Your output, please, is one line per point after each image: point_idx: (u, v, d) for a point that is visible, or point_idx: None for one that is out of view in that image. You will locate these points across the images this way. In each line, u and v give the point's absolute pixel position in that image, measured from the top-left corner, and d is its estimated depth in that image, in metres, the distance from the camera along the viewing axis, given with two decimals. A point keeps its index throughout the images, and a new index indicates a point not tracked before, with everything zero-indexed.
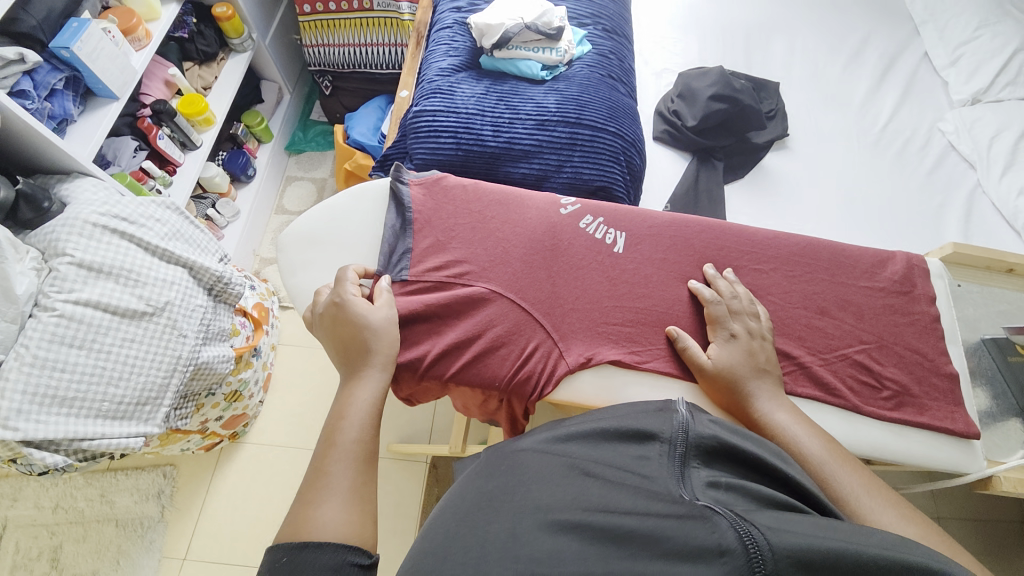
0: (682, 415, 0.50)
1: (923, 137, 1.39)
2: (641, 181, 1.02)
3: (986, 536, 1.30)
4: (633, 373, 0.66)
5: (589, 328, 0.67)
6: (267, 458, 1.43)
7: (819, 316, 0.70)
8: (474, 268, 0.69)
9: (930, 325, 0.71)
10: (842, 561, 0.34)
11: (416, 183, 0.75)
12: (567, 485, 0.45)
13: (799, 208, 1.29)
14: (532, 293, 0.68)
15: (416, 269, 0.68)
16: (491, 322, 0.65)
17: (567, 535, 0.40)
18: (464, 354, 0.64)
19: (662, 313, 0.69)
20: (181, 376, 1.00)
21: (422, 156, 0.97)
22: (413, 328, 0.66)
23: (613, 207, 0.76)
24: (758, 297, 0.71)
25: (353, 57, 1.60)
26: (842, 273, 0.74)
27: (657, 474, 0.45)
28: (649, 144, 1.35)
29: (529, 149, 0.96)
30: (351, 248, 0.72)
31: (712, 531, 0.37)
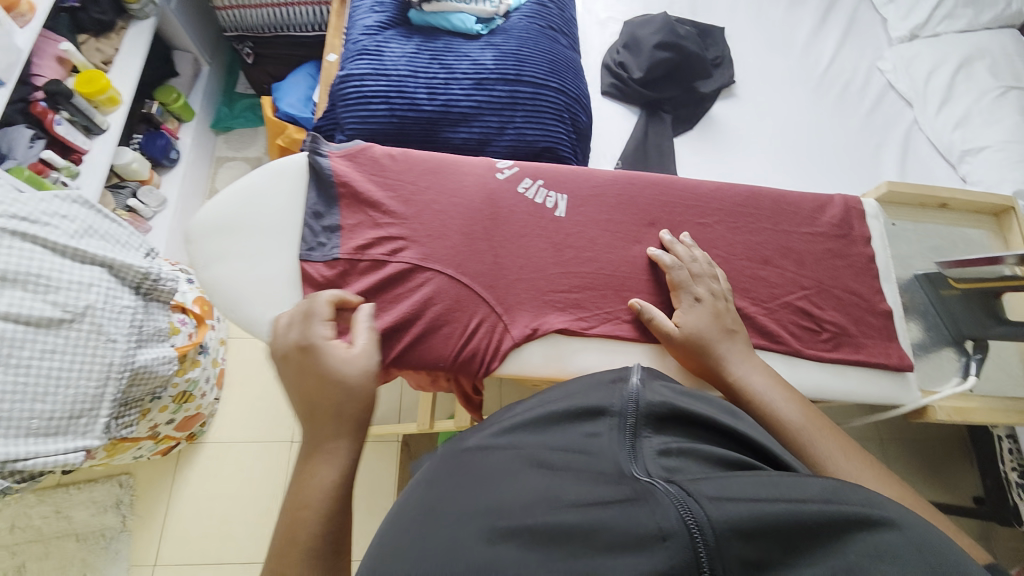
0: (632, 386, 0.50)
1: (863, 77, 1.40)
2: (588, 139, 0.98)
3: (917, 448, 1.44)
4: (581, 340, 0.65)
5: (535, 298, 0.65)
6: (231, 455, 1.39)
7: (763, 265, 0.71)
8: (408, 244, 0.65)
9: (866, 266, 0.73)
10: (784, 526, 0.35)
11: (338, 155, 0.69)
12: (516, 482, 0.44)
13: (746, 158, 1.29)
14: (473, 267, 0.65)
15: (346, 251, 0.64)
16: (430, 302, 0.63)
17: (507, 542, 0.39)
18: (403, 337, 0.61)
19: (608, 276, 0.68)
20: (117, 383, 0.93)
21: (353, 125, 0.90)
22: (348, 314, 0.63)
23: (554, 169, 0.72)
24: (703, 252, 0.70)
25: (274, 19, 1.45)
26: (784, 220, 0.74)
27: (608, 453, 0.44)
28: (598, 100, 1.30)
29: (468, 111, 0.90)
30: (271, 234, 0.65)
31: (653, 513, 0.37)
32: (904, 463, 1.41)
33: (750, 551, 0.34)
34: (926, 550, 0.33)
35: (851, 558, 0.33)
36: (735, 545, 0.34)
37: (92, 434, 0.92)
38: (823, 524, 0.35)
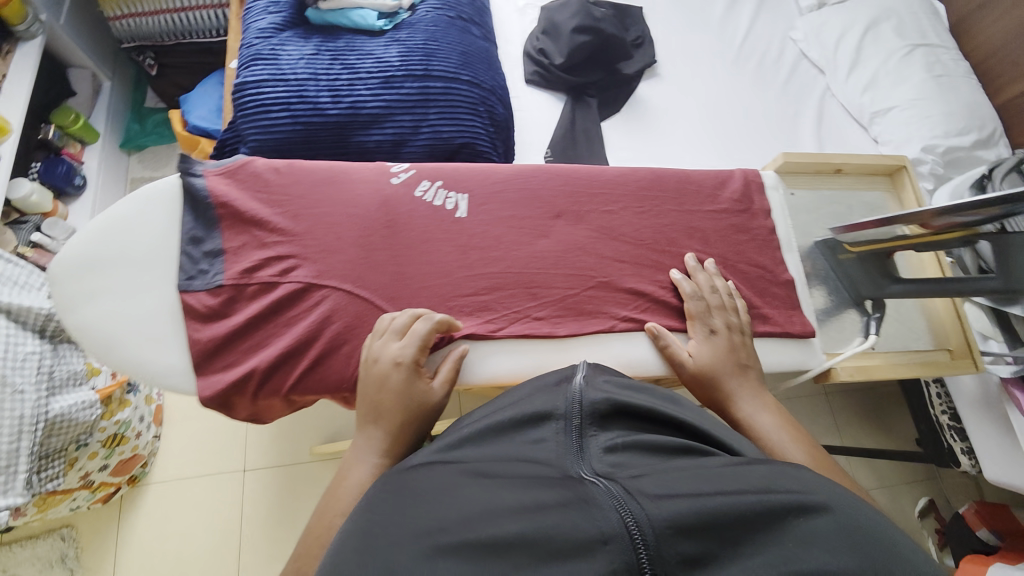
0: (575, 388, 0.51)
1: (777, 48, 1.44)
2: (508, 131, 0.95)
3: (858, 398, 1.52)
4: (490, 343, 0.63)
5: (439, 305, 0.63)
6: (181, 491, 1.32)
7: (669, 248, 0.71)
8: (301, 262, 0.61)
9: (768, 238, 0.75)
10: (720, 514, 0.36)
11: (214, 174, 0.64)
12: (459, 495, 0.41)
13: (673, 136, 1.31)
14: (372, 280, 0.62)
15: (230, 276, 0.60)
16: (327, 322, 0.60)
17: (448, 558, 0.36)
18: (300, 362, 0.59)
19: (516, 274, 0.66)
20: (31, 435, 0.91)
21: (256, 136, 0.85)
22: (239, 343, 0.59)
23: (452, 168, 0.70)
24: (610, 239, 0.70)
25: (173, 26, 1.36)
26: (688, 200, 0.74)
27: (555, 458, 0.44)
28: (523, 89, 1.28)
29: (378, 112, 0.86)
30: (147, 265, 0.61)
31: (595, 517, 0.36)
32: (848, 415, 1.50)
33: (690, 546, 0.35)
34: (856, 533, 0.35)
35: (787, 546, 0.35)
36: (672, 540, 0.35)
37: (12, 492, 0.89)
38: (762, 514, 0.36)
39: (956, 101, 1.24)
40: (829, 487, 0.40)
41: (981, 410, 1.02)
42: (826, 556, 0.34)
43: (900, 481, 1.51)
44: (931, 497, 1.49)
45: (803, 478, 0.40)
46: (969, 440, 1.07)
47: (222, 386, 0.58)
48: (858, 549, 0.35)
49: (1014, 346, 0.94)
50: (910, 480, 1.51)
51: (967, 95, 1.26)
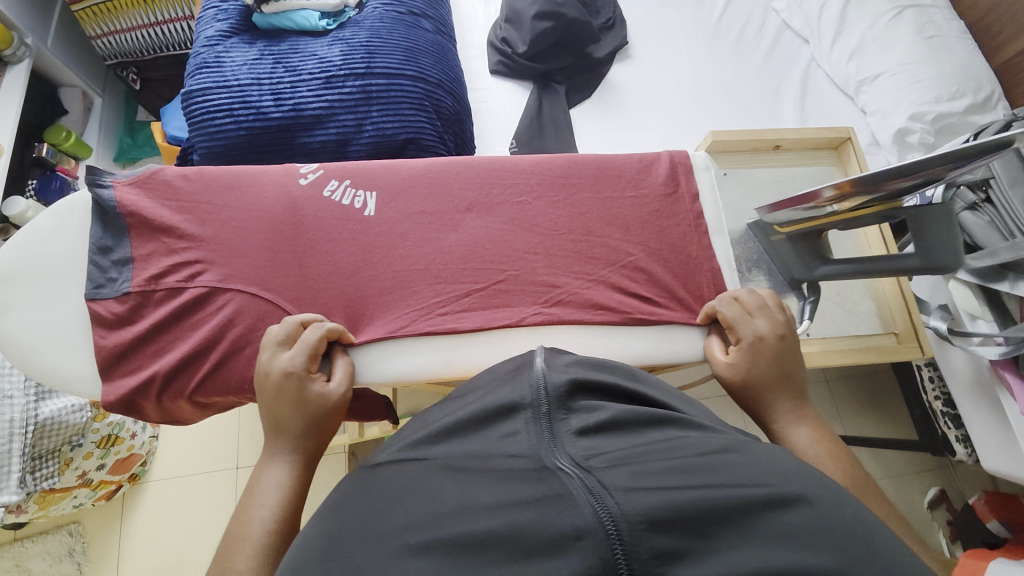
0: (538, 371, 0.47)
1: (758, 20, 1.38)
2: (456, 124, 0.94)
3: (853, 383, 1.45)
4: (395, 343, 0.63)
5: (343, 305, 0.64)
6: (176, 489, 1.36)
7: (586, 236, 0.70)
8: (207, 266, 0.63)
9: (694, 223, 0.72)
10: (693, 509, 0.33)
11: (123, 184, 0.65)
12: (428, 492, 0.38)
13: (647, 118, 1.26)
14: (277, 281, 0.63)
15: (137, 283, 0.62)
16: (229, 325, 0.61)
17: (424, 556, 0.33)
18: (203, 364, 0.60)
19: (423, 270, 0.66)
20: (22, 438, 0.97)
21: (203, 144, 0.87)
22: (145, 347, 0.61)
23: (361, 166, 0.70)
24: (523, 229, 0.69)
25: (148, 41, 1.39)
26: (608, 187, 0.73)
27: (526, 449, 0.39)
28: (488, 80, 1.27)
29: (320, 113, 0.86)
30: (63, 277, 0.63)
31: (566, 513, 0.32)
32: (851, 402, 1.43)
33: (667, 541, 0.31)
34: (835, 530, 0.33)
35: (764, 539, 0.32)
36: (649, 536, 0.31)
37: (9, 489, 0.97)
38: (737, 505, 0.33)
39: (948, 64, 1.15)
40: (802, 473, 0.37)
41: (974, 393, 0.94)
42: (799, 551, 0.31)
43: (908, 470, 1.42)
44: (942, 486, 1.39)
45: (776, 466, 0.37)
46: (964, 427, 1.01)
47: (125, 390, 0.60)
48: (839, 548, 0.32)
49: (1005, 326, 0.86)
50: (919, 468, 1.42)
51: (962, 56, 1.17)
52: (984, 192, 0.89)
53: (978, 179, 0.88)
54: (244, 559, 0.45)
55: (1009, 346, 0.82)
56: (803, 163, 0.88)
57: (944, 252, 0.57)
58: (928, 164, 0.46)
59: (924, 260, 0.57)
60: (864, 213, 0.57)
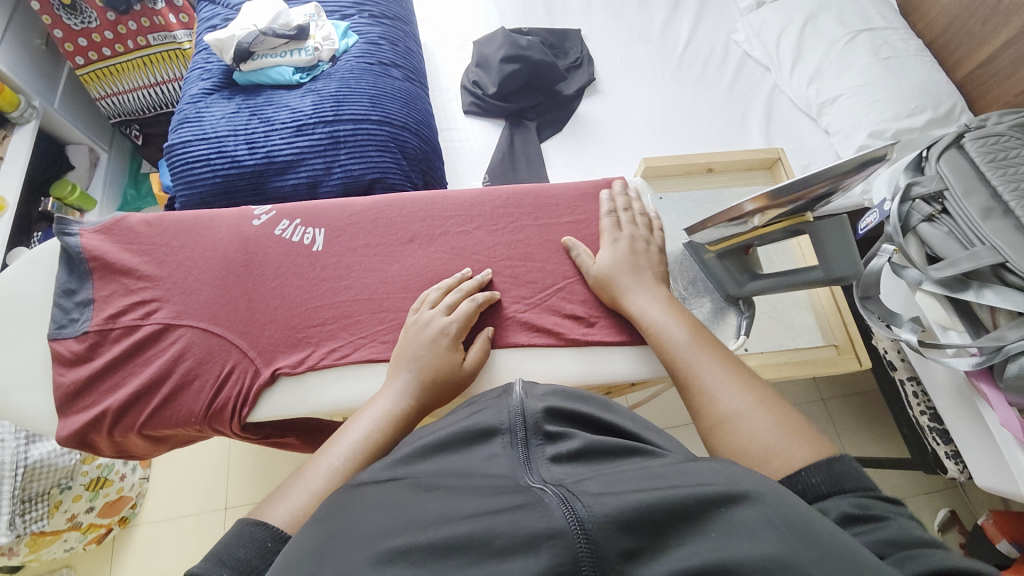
0: (516, 396, 0.44)
1: (720, 52, 1.44)
2: (423, 161, 0.99)
3: (845, 402, 1.41)
4: (337, 372, 0.66)
5: (289, 336, 0.67)
6: (164, 534, 1.26)
7: (524, 262, 0.73)
8: (160, 304, 0.67)
9: None
10: (658, 505, 0.31)
11: (89, 232, 0.71)
12: (396, 507, 0.34)
13: (615, 147, 1.30)
14: (225, 316, 0.67)
15: (96, 323, 0.66)
16: (179, 358, 0.64)
17: (398, 565, 0.29)
18: (152, 399, 0.63)
19: (367, 300, 0.70)
20: (12, 480, 1.00)
21: (183, 192, 0.93)
22: (98, 384, 0.64)
23: (311, 206, 0.75)
24: (465, 258, 0.73)
25: (149, 100, 1.49)
26: (546, 214, 0.77)
27: (502, 470, 0.37)
28: (462, 120, 1.33)
29: (291, 158, 0.92)
30: (29, 320, 0.67)
31: (541, 514, 0.30)
32: (851, 420, 1.39)
33: (631, 540, 0.29)
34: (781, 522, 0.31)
35: (713, 537, 0.30)
36: (615, 540, 0.29)
37: None
38: (695, 506, 0.31)
39: (905, 82, 1.19)
40: (749, 472, 0.35)
41: (955, 404, 0.92)
42: (750, 547, 0.29)
43: (916, 491, 1.35)
44: (953, 507, 1.32)
45: (730, 472, 0.35)
46: (953, 443, 0.99)
47: (78, 426, 0.62)
48: (782, 537, 0.30)
49: (977, 335, 0.84)
50: (928, 490, 1.35)
51: (919, 73, 1.21)
52: (940, 204, 0.89)
53: (932, 191, 0.89)
54: (336, 455, 0.51)
55: (983, 356, 0.79)
56: (739, 183, 0.92)
57: (844, 262, 0.61)
58: (814, 177, 0.50)
59: (825, 271, 0.61)
60: (774, 229, 0.61)
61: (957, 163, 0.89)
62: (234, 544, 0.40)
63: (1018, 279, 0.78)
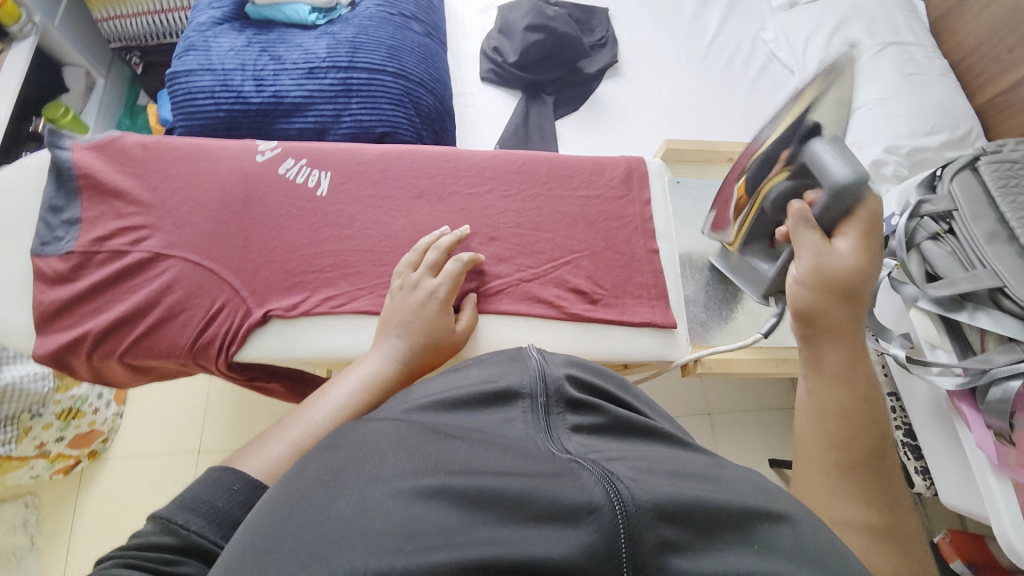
0: (535, 361, 0.43)
1: (747, 49, 1.41)
2: (436, 122, 0.96)
3: None
4: (332, 320, 0.65)
5: (283, 279, 0.65)
6: (135, 470, 1.25)
7: (533, 231, 0.72)
8: (151, 232, 0.65)
9: (642, 226, 0.75)
10: (700, 506, 0.31)
11: (82, 148, 0.68)
12: (413, 446, 0.34)
13: (632, 133, 1.28)
14: (219, 252, 0.65)
15: (82, 243, 0.63)
16: (167, 290, 0.62)
17: (436, 501, 0.30)
18: (136, 327, 0.61)
19: (368, 252, 0.68)
20: None
21: (183, 123, 0.89)
22: (80, 306, 0.62)
23: (318, 148, 0.72)
24: (473, 220, 0.72)
25: (154, 27, 1.42)
26: (560, 185, 0.75)
27: (521, 435, 0.36)
28: (477, 86, 1.30)
29: (300, 101, 0.88)
30: (11, 233, 0.64)
31: (580, 486, 0.30)
32: None
33: (670, 531, 0.29)
34: (819, 553, 0.31)
35: (755, 552, 0.30)
36: (656, 529, 0.29)
37: None
38: (731, 512, 0.31)
39: (926, 101, 1.18)
40: (765, 485, 0.36)
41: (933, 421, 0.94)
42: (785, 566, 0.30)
43: None
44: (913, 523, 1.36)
45: (765, 484, 0.36)
46: (923, 459, 1.01)
47: (56, 345, 0.60)
48: (816, 563, 0.31)
49: (963, 356, 0.86)
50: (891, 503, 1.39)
51: (941, 94, 1.20)
52: (947, 224, 0.89)
53: (941, 211, 0.89)
54: (319, 413, 0.49)
55: (968, 376, 0.81)
56: None
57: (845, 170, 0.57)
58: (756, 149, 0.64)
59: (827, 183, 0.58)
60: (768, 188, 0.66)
61: (970, 187, 0.89)
62: (198, 487, 0.39)
63: (1013, 305, 0.79)
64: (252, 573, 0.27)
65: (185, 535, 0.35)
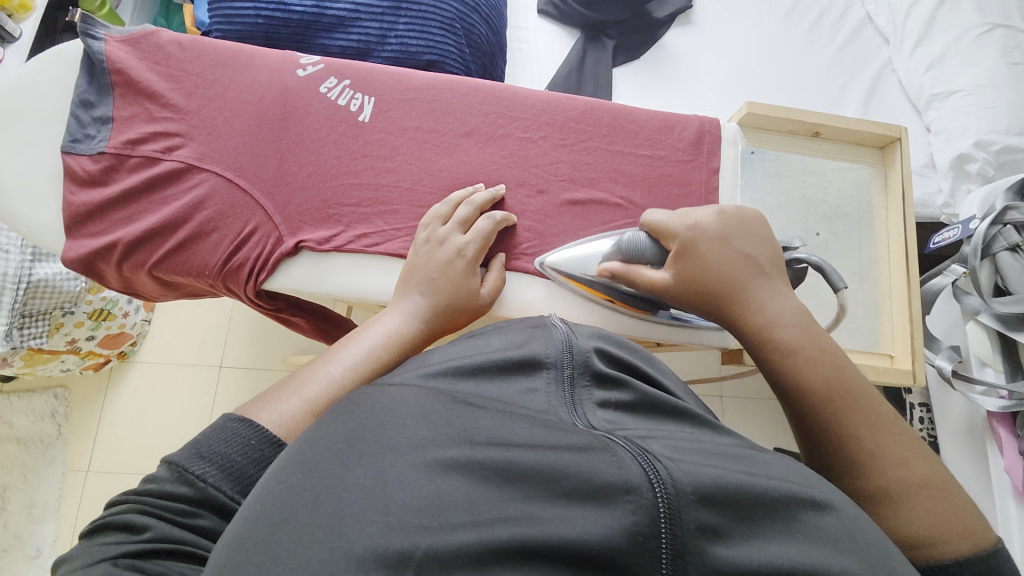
0: (561, 332, 0.39)
1: (841, 7, 1.24)
2: (487, 55, 0.88)
3: None
4: (364, 258, 0.62)
5: (317, 209, 0.63)
6: (161, 374, 1.31)
7: (585, 189, 0.67)
8: (184, 142, 0.62)
9: (704, 197, 0.68)
10: (743, 492, 0.28)
11: (116, 41, 0.64)
12: (434, 414, 0.32)
13: (693, 93, 1.17)
14: (253, 171, 0.62)
15: (114, 145, 0.61)
16: (197, 207, 0.60)
17: (461, 474, 0.28)
18: (166, 242, 0.59)
19: (407, 190, 0.65)
20: (13, 292, 0.94)
21: (219, 27, 0.83)
22: (111, 213, 0.60)
23: (364, 69, 0.67)
24: (521, 168, 0.67)
25: None
26: (620, 140, 0.69)
27: (545, 407, 0.33)
28: (532, 19, 1.19)
29: (344, 15, 0.81)
30: (43, 127, 0.62)
31: (617, 464, 0.28)
32: None
33: (711, 517, 0.26)
34: (861, 540, 0.29)
35: (801, 541, 0.28)
36: (699, 516, 0.26)
37: None
38: (775, 498, 0.29)
39: None
40: (800, 469, 0.33)
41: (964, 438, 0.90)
42: (833, 559, 0.27)
43: None
44: None
45: (800, 468, 0.33)
46: None
47: (87, 251, 0.59)
48: (864, 557, 0.28)
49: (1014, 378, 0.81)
50: None
51: None
52: None
53: None
54: (338, 367, 0.48)
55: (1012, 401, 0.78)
56: (840, 156, 0.86)
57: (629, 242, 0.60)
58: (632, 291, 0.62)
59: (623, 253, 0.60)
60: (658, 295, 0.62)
61: None
62: (212, 437, 0.38)
63: None
64: (271, 539, 0.28)
65: (201, 488, 0.36)
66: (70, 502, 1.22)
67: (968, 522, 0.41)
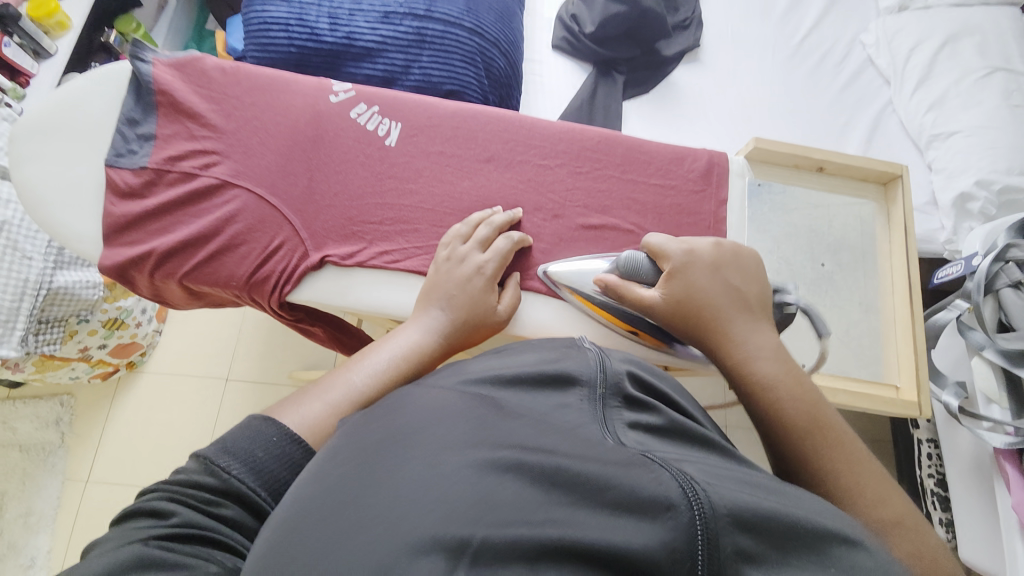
0: (593, 353, 0.40)
1: (842, 50, 1.29)
2: (506, 86, 0.93)
3: None
4: (385, 275, 0.64)
5: (342, 226, 0.65)
6: (168, 384, 1.32)
7: (598, 214, 0.70)
8: (220, 159, 0.65)
9: (714, 226, 0.71)
10: (776, 519, 0.28)
11: (162, 64, 0.68)
12: (476, 423, 0.33)
13: (699, 127, 1.21)
14: (283, 189, 0.65)
15: (154, 160, 0.64)
16: (229, 220, 0.63)
17: (509, 476, 0.30)
18: (196, 253, 0.62)
19: (429, 210, 0.67)
20: (33, 299, 0.96)
21: (254, 53, 0.87)
22: (147, 223, 0.63)
23: (392, 96, 0.70)
24: (538, 193, 0.69)
25: None
26: (633, 169, 0.72)
27: (578, 422, 0.34)
28: (547, 53, 1.24)
29: (372, 46, 0.86)
30: (88, 141, 0.65)
31: (656, 479, 0.28)
32: None
33: (747, 540, 0.27)
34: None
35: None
36: (734, 537, 0.27)
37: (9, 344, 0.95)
38: (809, 531, 0.29)
39: None
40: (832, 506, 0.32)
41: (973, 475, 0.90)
42: None
43: None
44: None
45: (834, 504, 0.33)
46: (950, 512, 0.97)
47: (120, 259, 0.62)
48: None
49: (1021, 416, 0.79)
50: None
51: None
52: None
53: None
54: (360, 375, 0.50)
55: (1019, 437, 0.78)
56: (847, 191, 0.87)
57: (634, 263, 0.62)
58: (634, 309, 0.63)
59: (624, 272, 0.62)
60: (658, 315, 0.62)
61: None
62: (239, 434, 0.40)
63: None
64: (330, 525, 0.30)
65: (226, 479, 0.37)
66: (67, 511, 1.21)
67: (935, 566, 0.42)
